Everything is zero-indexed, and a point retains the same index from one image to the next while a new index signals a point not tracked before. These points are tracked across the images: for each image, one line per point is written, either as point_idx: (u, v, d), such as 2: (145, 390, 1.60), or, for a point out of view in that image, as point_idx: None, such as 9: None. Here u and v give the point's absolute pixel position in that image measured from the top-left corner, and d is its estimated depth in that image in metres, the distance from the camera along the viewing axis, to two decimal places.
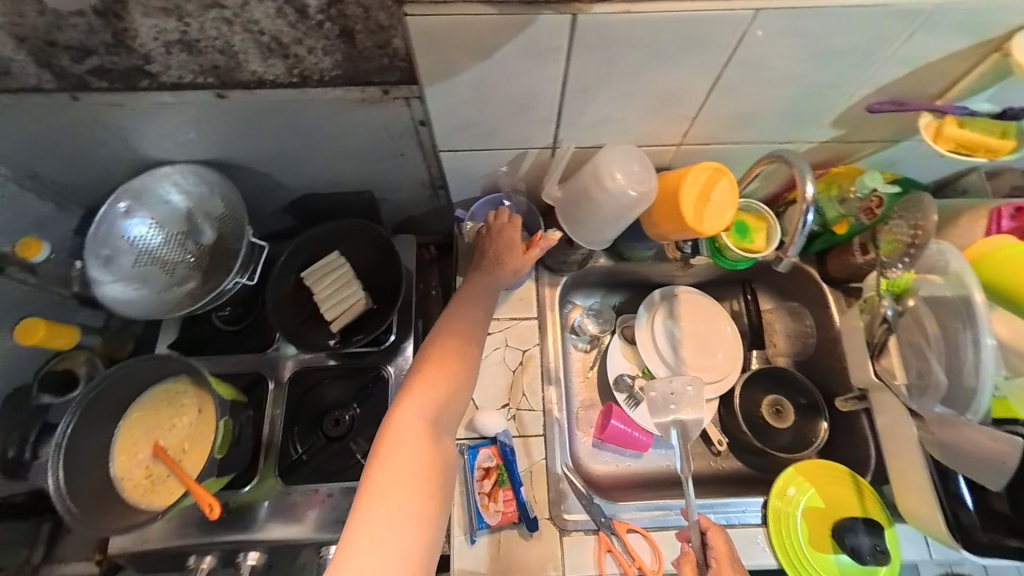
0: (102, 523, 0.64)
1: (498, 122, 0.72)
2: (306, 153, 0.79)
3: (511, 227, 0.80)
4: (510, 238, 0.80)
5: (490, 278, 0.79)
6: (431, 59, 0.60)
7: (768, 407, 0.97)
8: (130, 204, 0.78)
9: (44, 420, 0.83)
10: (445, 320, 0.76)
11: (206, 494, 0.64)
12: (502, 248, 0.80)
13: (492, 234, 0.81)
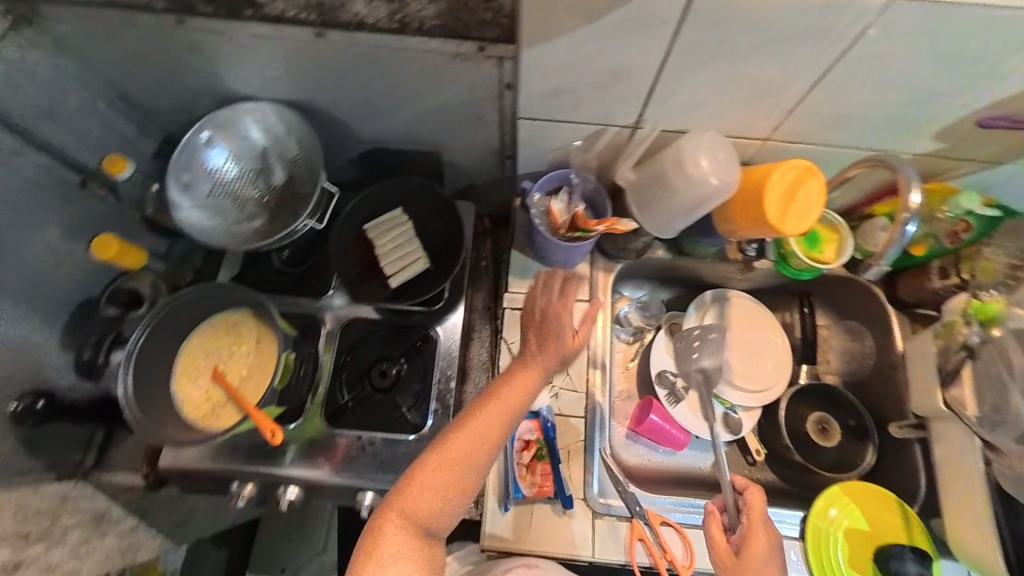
0: (166, 434, 0.67)
1: (586, 94, 0.70)
2: (386, 104, 0.79)
3: (563, 308, 0.72)
4: (560, 321, 0.71)
5: (533, 365, 0.68)
6: (537, 18, 0.58)
7: (813, 422, 0.94)
8: (210, 134, 0.79)
9: (118, 330, 0.87)
10: (478, 398, 0.66)
11: (270, 421, 0.67)
12: (549, 333, 0.70)
13: (542, 312, 0.73)
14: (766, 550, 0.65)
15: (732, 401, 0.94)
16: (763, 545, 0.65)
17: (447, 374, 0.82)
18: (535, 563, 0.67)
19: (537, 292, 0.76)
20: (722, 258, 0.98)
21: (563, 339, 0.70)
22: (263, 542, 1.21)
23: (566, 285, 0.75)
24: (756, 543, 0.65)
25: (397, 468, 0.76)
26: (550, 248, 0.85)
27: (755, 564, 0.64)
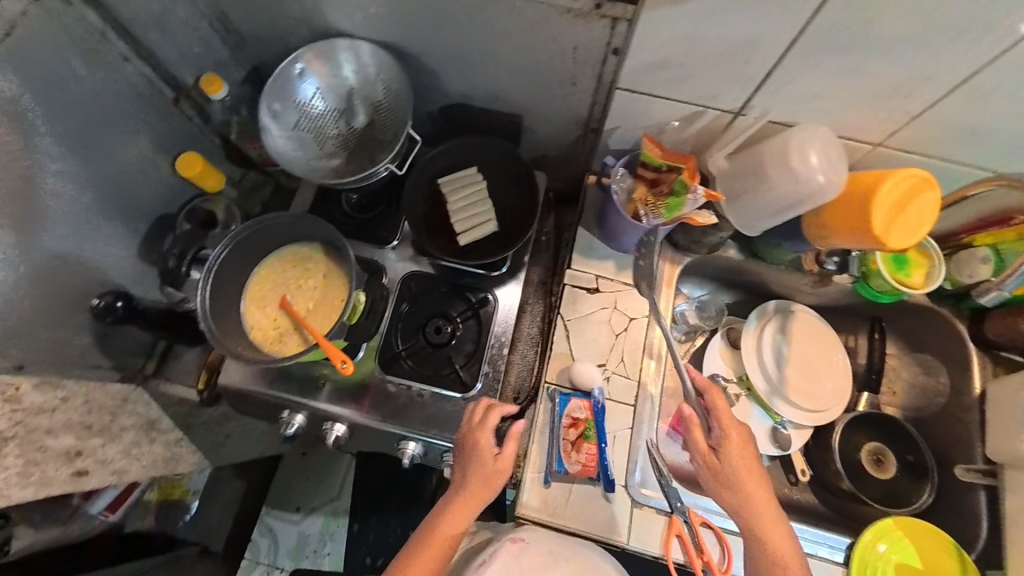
0: (239, 350, 0.68)
1: (699, 69, 0.66)
2: (480, 58, 0.76)
3: (485, 441, 0.68)
4: (481, 450, 0.67)
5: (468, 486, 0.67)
6: None
7: (868, 453, 0.90)
8: (304, 65, 0.78)
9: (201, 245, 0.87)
10: (431, 513, 0.67)
11: (339, 351, 0.67)
12: (476, 468, 0.67)
13: (468, 447, 0.68)
14: (743, 450, 0.67)
15: (783, 416, 0.91)
16: (739, 445, 0.67)
17: (501, 340, 0.81)
18: (520, 537, 0.67)
19: (463, 423, 0.71)
20: (797, 268, 0.92)
21: (488, 468, 0.67)
22: (283, 476, 1.44)
23: (489, 413, 0.70)
24: (736, 447, 0.67)
25: (443, 422, 0.77)
26: (622, 229, 0.82)
27: (740, 474, 0.66)
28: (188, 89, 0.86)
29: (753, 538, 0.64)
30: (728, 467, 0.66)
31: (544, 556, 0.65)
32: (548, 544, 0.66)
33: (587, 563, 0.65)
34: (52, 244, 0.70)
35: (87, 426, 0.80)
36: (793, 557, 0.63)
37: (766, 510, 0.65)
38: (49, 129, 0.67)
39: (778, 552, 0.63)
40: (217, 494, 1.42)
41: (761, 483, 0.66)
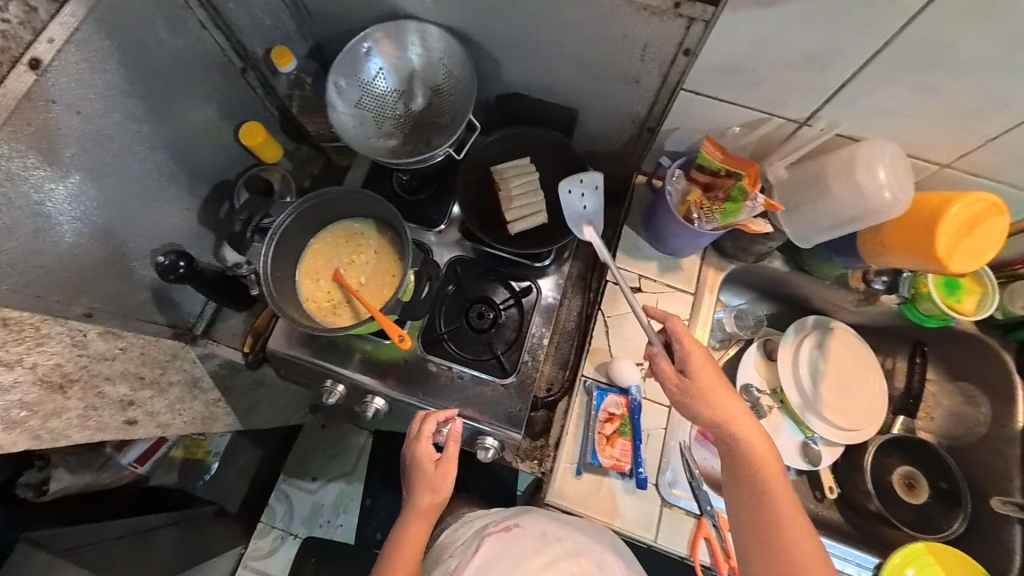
0: (297, 319, 0.70)
1: (775, 74, 0.65)
2: (547, 51, 0.74)
3: (426, 454, 0.74)
4: (424, 465, 0.74)
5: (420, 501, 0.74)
6: None
7: (899, 476, 0.89)
8: (371, 45, 0.78)
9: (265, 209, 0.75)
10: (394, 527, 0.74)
11: (397, 327, 0.69)
12: (425, 480, 0.74)
13: (412, 464, 0.75)
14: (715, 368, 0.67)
15: (816, 432, 0.90)
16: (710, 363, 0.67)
17: (541, 331, 0.83)
18: (514, 524, 0.68)
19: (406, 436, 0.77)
20: (842, 285, 0.90)
21: (432, 474, 0.74)
22: (302, 446, 1.57)
23: (424, 423, 0.74)
24: (708, 366, 0.67)
25: (482, 405, 0.79)
26: (671, 231, 0.82)
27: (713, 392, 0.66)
28: (257, 60, 0.87)
29: (730, 448, 0.65)
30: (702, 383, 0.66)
31: (535, 538, 0.66)
32: (540, 526, 0.68)
33: (578, 546, 0.66)
34: (125, 201, 0.72)
35: (141, 377, 0.82)
36: (771, 464, 0.64)
37: (739, 421, 0.65)
38: (133, 90, 0.69)
39: (755, 460, 0.63)
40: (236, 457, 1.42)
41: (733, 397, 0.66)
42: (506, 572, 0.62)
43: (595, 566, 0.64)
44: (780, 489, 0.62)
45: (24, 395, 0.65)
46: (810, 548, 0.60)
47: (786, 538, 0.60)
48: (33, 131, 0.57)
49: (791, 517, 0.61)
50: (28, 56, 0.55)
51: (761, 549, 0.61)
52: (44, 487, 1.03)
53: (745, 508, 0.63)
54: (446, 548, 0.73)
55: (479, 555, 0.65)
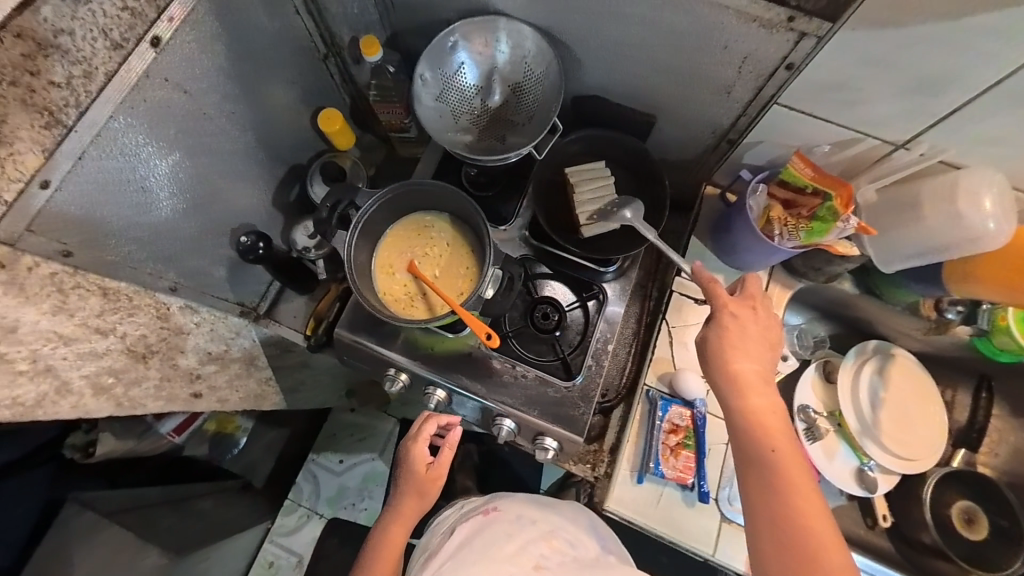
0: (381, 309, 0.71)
1: (884, 96, 0.63)
2: (640, 59, 0.72)
3: (417, 451, 0.81)
4: (416, 463, 0.81)
5: (405, 494, 0.81)
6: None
7: (957, 509, 0.89)
8: (457, 39, 0.77)
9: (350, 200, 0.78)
10: (385, 510, 0.83)
11: (487, 327, 0.72)
12: (413, 476, 0.81)
13: (404, 460, 0.82)
14: (742, 327, 0.64)
15: (872, 458, 0.89)
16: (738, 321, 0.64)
17: (606, 337, 0.82)
18: (493, 507, 0.82)
19: (406, 432, 0.84)
20: (911, 312, 0.89)
21: (423, 473, 0.80)
22: (331, 427, 1.50)
23: (425, 424, 0.81)
24: (731, 323, 0.64)
25: (545, 406, 0.80)
26: (746, 245, 0.81)
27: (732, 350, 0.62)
28: (341, 48, 0.87)
29: (741, 408, 0.61)
30: (722, 339, 0.63)
31: (512, 519, 0.78)
32: (517, 511, 0.81)
33: (551, 527, 0.79)
34: (212, 180, 0.73)
35: (209, 352, 0.83)
36: (784, 428, 0.60)
37: (755, 383, 0.62)
38: (233, 73, 0.69)
39: (767, 424, 0.59)
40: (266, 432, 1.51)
41: (755, 356, 0.63)
42: (480, 544, 0.74)
43: (564, 543, 0.77)
44: (793, 455, 0.58)
45: (113, 362, 0.66)
46: (825, 516, 0.55)
47: (799, 505, 0.55)
48: (147, 108, 0.58)
49: (805, 485, 0.56)
50: (150, 34, 0.56)
51: (770, 518, 0.56)
52: (91, 450, 1.16)
53: (756, 476, 0.58)
54: (438, 528, 0.85)
55: (461, 531, 0.78)
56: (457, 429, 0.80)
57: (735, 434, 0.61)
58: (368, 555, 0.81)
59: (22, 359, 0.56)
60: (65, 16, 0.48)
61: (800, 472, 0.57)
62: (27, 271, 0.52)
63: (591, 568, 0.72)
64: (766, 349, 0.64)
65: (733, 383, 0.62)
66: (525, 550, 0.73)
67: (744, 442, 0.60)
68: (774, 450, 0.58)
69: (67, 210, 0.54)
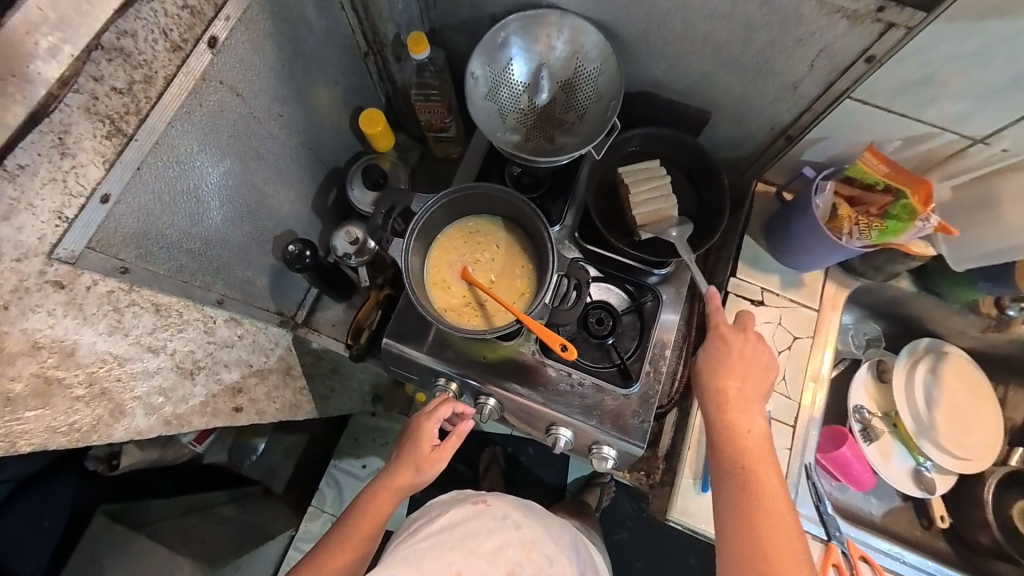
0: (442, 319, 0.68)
1: (969, 91, 0.60)
2: (705, 54, 0.69)
3: (427, 425, 0.79)
4: (423, 439, 0.78)
5: (394, 477, 0.78)
6: None
7: (1019, 511, 0.86)
8: (509, 33, 0.72)
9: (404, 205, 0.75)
10: (376, 478, 0.80)
11: (558, 337, 0.70)
12: (414, 451, 0.78)
13: (409, 433, 0.80)
14: (735, 351, 0.63)
15: (929, 458, 0.87)
16: (729, 344, 0.64)
17: (663, 341, 0.79)
18: (483, 501, 0.84)
19: (422, 408, 0.82)
20: (969, 310, 0.86)
21: (425, 453, 0.78)
22: (352, 431, 1.43)
23: (441, 405, 0.79)
24: (721, 346, 0.64)
25: (603, 415, 0.77)
26: (808, 245, 0.78)
27: (721, 371, 0.62)
28: (382, 46, 0.83)
29: (722, 425, 0.61)
30: (713, 360, 0.63)
31: (498, 517, 0.81)
32: (506, 509, 0.83)
33: (535, 536, 0.80)
34: (258, 186, 0.70)
35: (250, 364, 0.79)
36: (767, 455, 0.59)
37: (740, 406, 0.61)
38: (280, 74, 0.66)
39: (749, 447, 0.59)
40: (281, 436, 1.40)
41: (745, 379, 0.62)
42: (464, 536, 0.77)
43: (543, 556, 0.78)
44: (772, 483, 0.56)
45: (163, 381, 0.63)
46: (797, 549, 0.53)
47: (767, 532, 0.53)
48: (203, 113, 0.55)
49: (780, 513, 0.54)
50: (208, 34, 0.53)
51: (736, 540, 0.54)
52: (114, 462, 1.10)
53: (727, 496, 0.57)
54: (432, 509, 0.87)
55: (449, 517, 0.81)
56: (469, 422, 0.77)
57: (715, 453, 0.60)
58: (342, 523, 0.78)
59: (79, 383, 0.52)
60: (129, 17, 0.45)
61: (775, 500, 0.55)
62: (86, 290, 0.49)
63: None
64: (759, 376, 0.63)
65: (718, 404, 0.61)
66: (503, 553, 0.76)
67: (721, 462, 0.59)
68: (750, 473, 0.57)
69: (125, 224, 0.51)
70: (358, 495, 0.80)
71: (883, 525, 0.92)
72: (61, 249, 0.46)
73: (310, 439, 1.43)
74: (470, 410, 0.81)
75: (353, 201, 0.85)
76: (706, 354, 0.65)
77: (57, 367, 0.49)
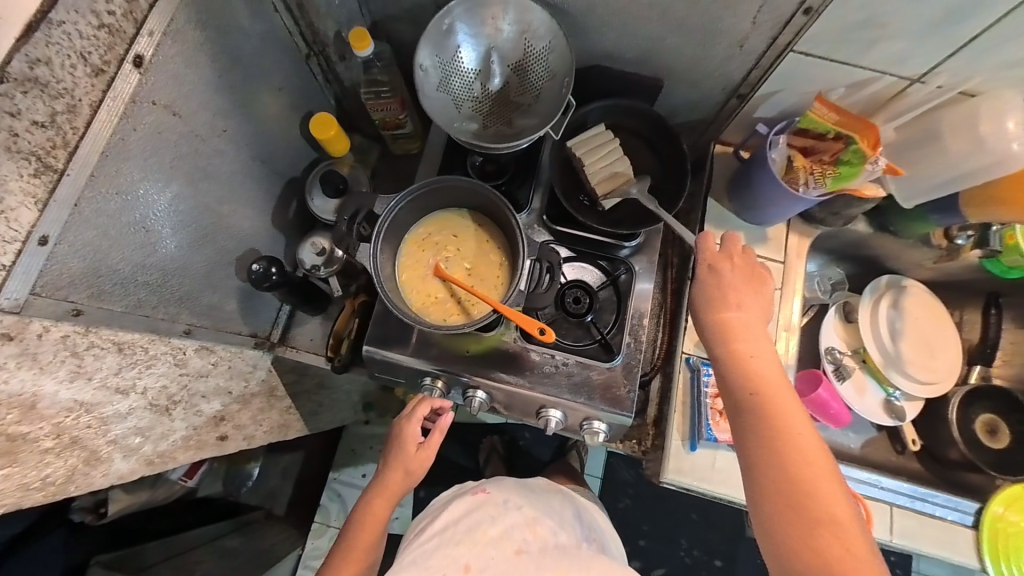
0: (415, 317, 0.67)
1: (904, 30, 0.63)
2: (652, 20, 0.69)
3: (410, 423, 0.81)
4: (404, 439, 0.80)
5: (384, 479, 0.81)
6: None
7: (980, 424, 0.94)
8: (454, 20, 0.71)
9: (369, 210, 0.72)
10: (371, 486, 0.81)
11: (535, 321, 0.70)
12: (398, 455, 0.80)
13: (389, 442, 0.83)
14: (727, 282, 0.63)
15: (898, 388, 0.92)
16: (719, 273, 0.63)
17: (642, 312, 0.81)
18: (483, 489, 0.84)
19: (399, 414, 0.84)
20: (923, 243, 0.91)
21: (411, 455, 0.80)
22: (348, 442, 1.42)
23: (418, 407, 0.81)
24: (711, 276, 0.63)
25: (591, 391, 0.78)
26: (770, 199, 0.81)
27: (718, 306, 0.61)
28: (325, 45, 0.80)
29: (729, 356, 0.59)
30: (707, 294, 0.63)
31: (499, 504, 0.80)
32: (507, 495, 0.82)
33: (540, 512, 0.80)
34: (213, 208, 0.67)
35: (229, 392, 0.77)
36: (777, 371, 0.58)
37: (746, 332, 0.60)
38: (221, 85, 0.63)
39: (762, 377, 0.57)
40: (278, 457, 1.37)
41: (745, 312, 0.61)
42: (467, 527, 0.76)
43: (548, 531, 0.77)
44: (790, 404, 0.56)
45: (137, 421, 0.61)
46: (824, 465, 0.53)
47: (792, 456, 0.53)
48: (140, 137, 0.52)
49: (800, 434, 0.54)
50: (132, 53, 0.49)
51: (766, 466, 0.54)
52: (103, 510, 1.07)
53: (748, 426, 0.56)
54: (436, 508, 0.87)
55: (452, 511, 0.81)
56: (449, 415, 0.79)
57: (725, 383, 0.59)
58: (351, 541, 0.78)
59: (46, 436, 0.50)
60: (39, 43, 0.41)
61: (797, 425, 0.55)
62: (37, 338, 0.46)
63: (570, 555, 0.74)
64: (753, 301, 0.62)
65: (721, 334, 0.60)
66: (508, 534, 0.74)
67: (731, 385, 0.58)
68: (764, 392, 0.56)
69: (71, 265, 0.48)
70: (356, 508, 0.82)
71: (863, 456, 0.96)
72: (4, 299, 0.43)
73: (308, 455, 1.40)
74: (449, 403, 0.83)
75: (315, 211, 0.83)
76: (701, 293, 0.63)
77: (18, 422, 0.47)
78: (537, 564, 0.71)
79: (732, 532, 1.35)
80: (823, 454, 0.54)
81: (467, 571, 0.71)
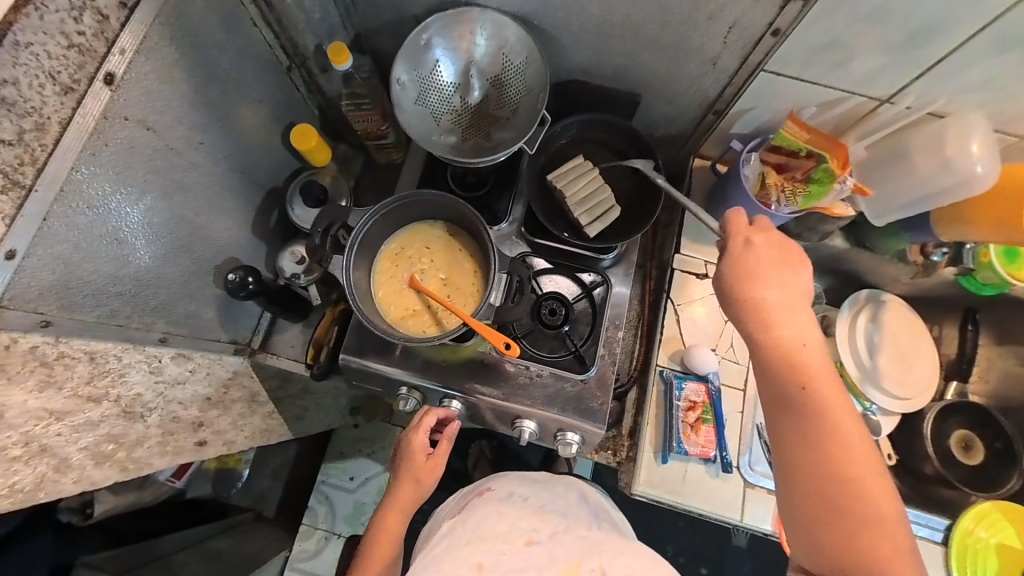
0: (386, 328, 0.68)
1: (870, 51, 0.63)
2: (625, 37, 0.71)
3: (421, 431, 0.78)
4: (414, 451, 0.78)
5: (398, 490, 0.79)
6: None
7: (955, 439, 0.95)
8: (431, 35, 0.72)
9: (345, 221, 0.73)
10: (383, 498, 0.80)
11: (502, 336, 0.70)
12: (411, 470, 0.78)
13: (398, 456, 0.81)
14: (764, 259, 0.56)
15: (874, 402, 0.92)
16: (757, 249, 0.57)
17: (616, 325, 0.82)
18: (487, 489, 0.82)
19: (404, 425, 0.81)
20: (899, 259, 0.92)
21: (420, 465, 0.78)
22: (336, 445, 1.41)
23: (425, 417, 0.78)
24: (748, 253, 0.57)
25: (565, 402, 0.79)
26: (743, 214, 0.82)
27: (755, 288, 0.55)
28: (306, 57, 0.81)
29: (769, 345, 0.54)
30: (741, 274, 0.56)
31: (503, 499, 0.77)
32: (509, 489, 0.81)
33: (540, 504, 0.78)
34: (190, 218, 0.69)
35: (208, 398, 0.78)
36: (820, 359, 0.53)
37: (785, 315, 0.55)
38: (198, 98, 0.64)
39: (804, 367, 0.53)
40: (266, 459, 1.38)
41: (785, 294, 0.55)
42: (473, 527, 0.70)
43: (557, 521, 0.71)
44: (833, 395, 0.52)
45: (111, 428, 0.62)
46: (866, 456, 0.51)
47: (836, 454, 0.51)
48: (111, 152, 0.53)
49: (844, 428, 0.52)
50: (103, 72, 0.51)
51: (806, 462, 0.52)
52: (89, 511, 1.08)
53: (788, 420, 0.54)
54: (444, 512, 0.84)
55: (455, 518, 0.75)
56: (455, 423, 0.78)
57: (761, 372, 0.55)
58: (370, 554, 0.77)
59: (15, 444, 0.51)
60: (6, 64, 0.43)
61: (840, 418, 0.52)
62: (5, 349, 0.47)
63: (582, 539, 0.68)
64: (794, 281, 0.56)
65: (759, 321, 0.55)
66: (515, 527, 0.69)
67: (771, 377, 0.54)
68: (806, 384, 0.52)
69: (41, 276, 0.49)
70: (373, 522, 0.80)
71: None
72: None
73: (297, 455, 1.41)
74: (453, 410, 0.81)
75: (295, 219, 0.84)
76: (734, 273, 0.57)
77: None
78: (549, 555, 0.64)
79: (718, 541, 1.36)
80: (864, 445, 0.52)
81: (479, 570, 0.63)
